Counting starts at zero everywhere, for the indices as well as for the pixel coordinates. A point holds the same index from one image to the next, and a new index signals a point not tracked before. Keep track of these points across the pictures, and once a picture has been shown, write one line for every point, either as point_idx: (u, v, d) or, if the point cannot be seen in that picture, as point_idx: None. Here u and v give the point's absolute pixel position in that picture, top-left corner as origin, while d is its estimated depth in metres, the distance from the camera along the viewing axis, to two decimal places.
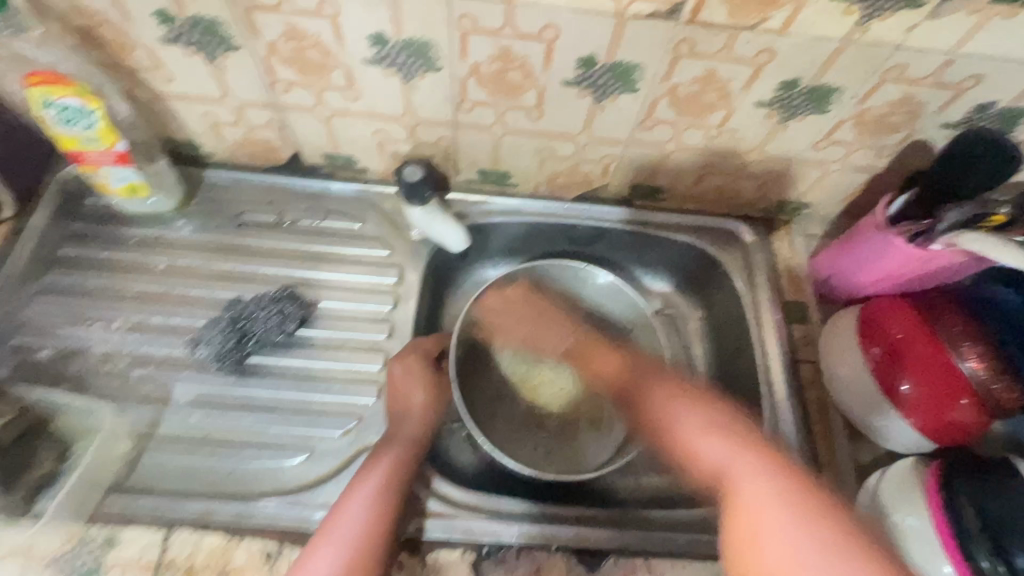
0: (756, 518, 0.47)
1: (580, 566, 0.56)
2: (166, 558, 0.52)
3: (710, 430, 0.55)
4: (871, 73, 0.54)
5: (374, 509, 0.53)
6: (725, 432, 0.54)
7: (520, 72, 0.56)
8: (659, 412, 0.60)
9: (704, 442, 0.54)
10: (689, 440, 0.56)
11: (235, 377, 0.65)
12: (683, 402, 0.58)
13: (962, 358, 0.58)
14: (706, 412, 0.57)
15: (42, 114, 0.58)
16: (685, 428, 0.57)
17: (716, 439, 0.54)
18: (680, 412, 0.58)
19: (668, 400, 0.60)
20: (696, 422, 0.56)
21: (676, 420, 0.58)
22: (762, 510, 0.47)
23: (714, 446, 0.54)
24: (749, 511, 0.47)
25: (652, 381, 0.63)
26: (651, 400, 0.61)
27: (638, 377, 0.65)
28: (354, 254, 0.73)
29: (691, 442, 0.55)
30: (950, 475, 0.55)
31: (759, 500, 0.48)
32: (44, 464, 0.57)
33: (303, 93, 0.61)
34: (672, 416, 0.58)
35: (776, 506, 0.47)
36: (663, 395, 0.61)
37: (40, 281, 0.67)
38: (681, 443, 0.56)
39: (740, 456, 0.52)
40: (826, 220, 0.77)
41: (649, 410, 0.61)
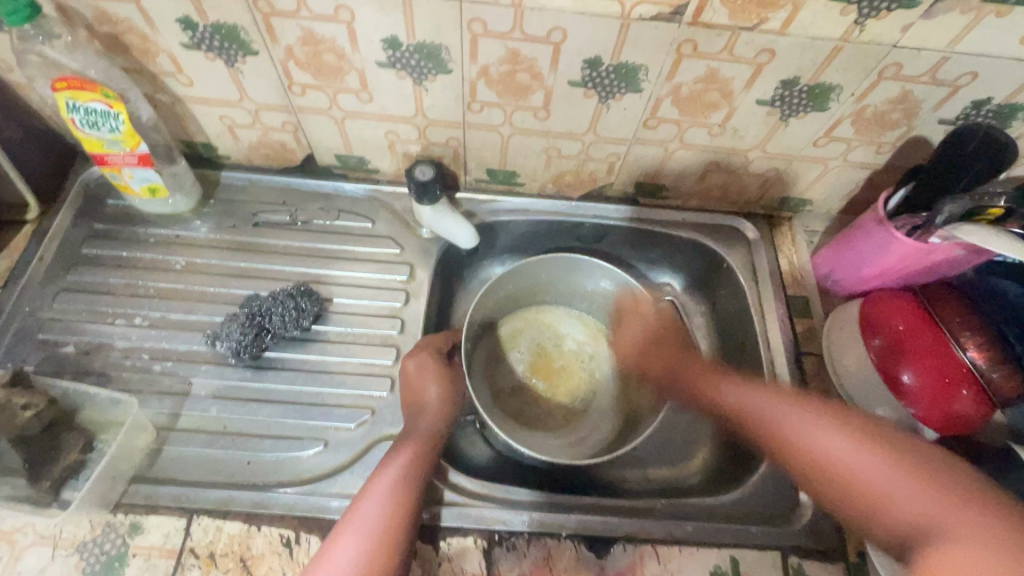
0: (972, 560, 0.43)
1: (588, 553, 0.58)
2: (189, 543, 0.55)
3: (878, 456, 0.53)
4: (869, 70, 0.55)
5: (389, 500, 0.54)
6: (889, 458, 0.53)
7: (528, 74, 0.58)
8: (796, 437, 0.58)
9: (876, 471, 0.53)
10: (804, 436, 0.58)
11: (252, 371, 0.67)
12: (819, 424, 0.58)
13: (962, 349, 0.59)
14: (856, 435, 0.55)
15: (68, 117, 0.60)
16: (830, 454, 0.55)
17: (886, 467, 0.52)
18: (822, 437, 0.57)
19: (800, 423, 0.59)
20: (842, 450, 0.55)
21: (821, 446, 0.56)
22: (977, 547, 0.44)
23: (882, 474, 0.52)
24: (958, 553, 0.44)
25: (774, 399, 0.62)
26: (780, 424, 0.60)
27: (751, 397, 0.63)
28: (366, 252, 0.75)
29: (806, 440, 0.57)
30: None
31: (971, 542, 0.44)
32: (71, 453, 0.58)
33: (318, 95, 0.63)
34: (778, 419, 0.60)
35: (994, 538, 0.44)
36: (788, 418, 0.60)
37: (64, 279, 0.69)
38: (837, 473, 0.54)
39: (915, 486, 0.50)
40: (827, 216, 0.78)
41: (778, 435, 0.60)
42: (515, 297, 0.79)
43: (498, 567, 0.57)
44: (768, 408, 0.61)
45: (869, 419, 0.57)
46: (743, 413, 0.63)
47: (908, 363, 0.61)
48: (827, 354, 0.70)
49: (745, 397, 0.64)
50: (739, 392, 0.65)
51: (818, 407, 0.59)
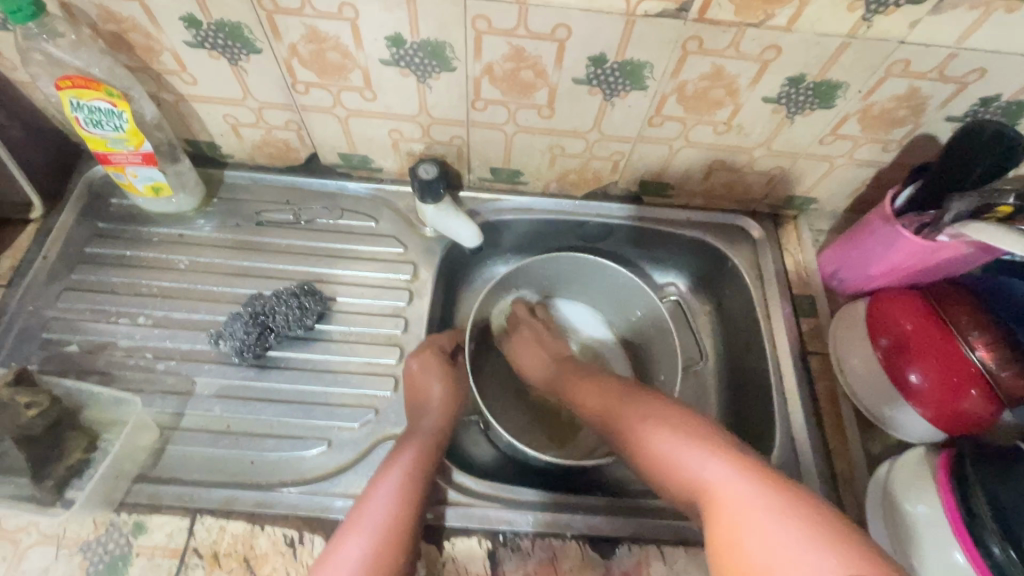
0: (739, 511, 0.44)
1: (592, 553, 0.57)
2: (192, 543, 0.55)
3: (668, 428, 0.54)
4: (877, 67, 0.55)
5: (396, 497, 0.53)
6: (677, 428, 0.54)
7: (533, 71, 0.58)
8: (614, 420, 0.60)
9: (670, 444, 0.53)
10: (642, 437, 0.56)
11: (255, 370, 0.67)
12: (628, 405, 0.59)
13: (970, 347, 0.59)
14: (653, 411, 0.57)
15: (72, 116, 0.60)
16: (638, 431, 0.56)
17: (674, 436, 0.53)
18: (632, 416, 0.58)
19: (615, 410, 0.61)
20: (645, 424, 0.56)
21: (630, 424, 0.58)
22: (741, 496, 0.45)
23: (673, 442, 0.53)
24: (728, 506, 0.45)
25: (595, 394, 0.64)
26: (606, 411, 0.62)
27: (590, 392, 0.65)
28: (369, 251, 0.74)
29: (642, 438, 0.55)
30: (959, 464, 0.56)
31: (739, 494, 0.45)
32: (74, 452, 0.58)
33: (321, 93, 0.63)
34: (627, 424, 0.58)
35: (752, 487, 0.45)
36: (609, 404, 0.62)
37: (67, 278, 0.69)
38: (643, 449, 0.55)
39: (696, 448, 0.51)
40: (833, 215, 0.78)
41: (604, 420, 0.61)
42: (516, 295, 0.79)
43: (502, 567, 0.56)
44: (618, 413, 0.60)
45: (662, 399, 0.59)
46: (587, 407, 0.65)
47: (915, 363, 0.60)
48: (834, 353, 0.69)
49: (613, 410, 0.61)
50: (578, 387, 0.67)
51: (629, 392, 0.62)
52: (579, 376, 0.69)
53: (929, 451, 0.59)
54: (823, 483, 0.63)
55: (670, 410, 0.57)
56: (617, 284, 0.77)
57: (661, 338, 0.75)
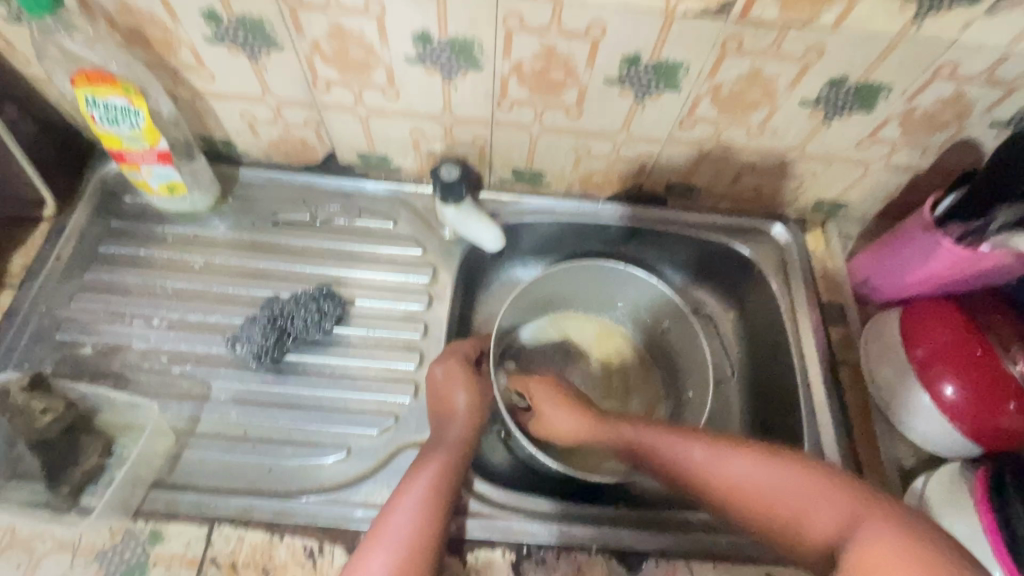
0: (885, 559, 0.44)
1: (618, 567, 0.56)
2: (210, 552, 0.54)
3: (770, 467, 0.53)
4: (922, 69, 0.53)
5: (420, 513, 0.52)
6: (770, 461, 0.53)
7: (563, 71, 0.56)
8: (710, 477, 0.55)
9: (773, 483, 0.52)
10: (735, 475, 0.53)
11: (272, 375, 0.65)
12: (713, 449, 0.55)
13: (1011, 361, 0.57)
14: (752, 454, 0.54)
15: (88, 113, 0.58)
16: (744, 485, 0.53)
17: (788, 479, 0.52)
18: (729, 467, 0.54)
19: (706, 459, 0.55)
20: (750, 470, 0.53)
21: (709, 463, 0.55)
22: (880, 541, 0.45)
23: (786, 485, 0.51)
24: (864, 548, 0.45)
25: (654, 431, 0.60)
26: (693, 464, 0.56)
27: (666, 440, 0.58)
28: (388, 253, 0.73)
29: (737, 476, 0.53)
30: (999, 479, 0.54)
31: (886, 544, 0.45)
32: (90, 458, 0.57)
33: (343, 91, 0.61)
34: (712, 463, 0.55)
35: (884, 530, 0.46)
36: (695, 454, 0.56)
37: (82, 277, 0.68)
38: (748, 496, 0.53)
39: (813, 488, 0.51)
40: (862, 220, 0.75)
41: (692, 474, 0.55)
42: (538, 300, 0.77)
43: None
44: (693, 452, 0.56)
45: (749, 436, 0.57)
46: (664, 460, 0.58)
47: (951, 375, 0.58)
48: (864, 364, 0.67)
49: (682, 449, 0.57)
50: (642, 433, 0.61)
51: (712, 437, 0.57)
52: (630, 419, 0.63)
53: (964, 467, 0.58)
54: None
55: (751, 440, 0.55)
56: (642, 291, 0.75)
57: (689, 347, 0.73)
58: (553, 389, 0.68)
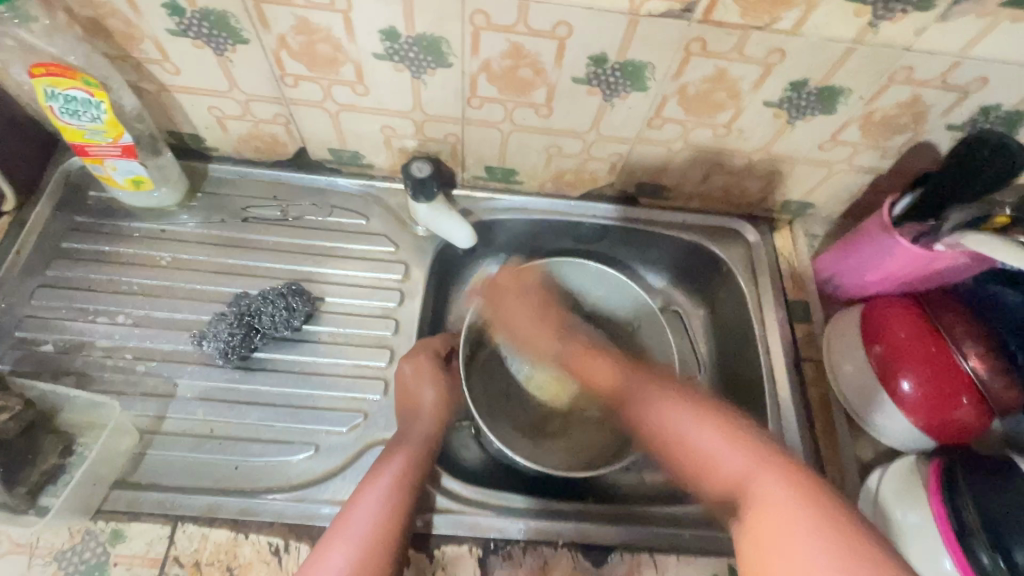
0: (779, 517, 0.45)
1: (584, 562, 0.57)
2: (173, 552, 0.53)
3: (706, 422, 0.54)
4: (880, 74, 0.54)
5: (384, 508, 0.52)
6: (709, 416, 0.55)
7: (531, 69, 0.56)
8: (650, 415, 0.59)
9: (704, 435, 0.54)
10: (674, 422, 0.56)
11: (240, 372, 0.65)
12: (664, 399, 0.58)
13: (963, 356, 0.59)
14: (690, 404, 0.57)
15: (47, 105, 0.57)
16: (674, 430, 0.56)
17: (720, 434, 0.53)
18: (667, 413, 0.57)
19: (652, 401, 0.59)
20: (688, 420, 0.55)
21: (657, 408, 0.58)
22: (782, 502, 0.46)
23: (716, 439, 0.53)
24: (765, 504, 0.46)
25: (625, 376, 0.64)
26: (641, 403, 0.60)
27: (629, 380, 0.63)
28: (360, 250, 0.72)
29: (674, 424, 0.56)
30: (951, 472, 0.56)
31: (775, 499, 0.46)
32: (49, 458, 0.56)
33: (311, 87, 0.61)
34: (658, 410, 0.58)
35: (791, 496, 0.46)
36: (646, 395, 0.60)
37: (43, 274, 0.67)
38: (680, 442, 0.55)
39: (740, 447, 0.51)
40: (828, 220, 0.77)
41: (637, 411, 0.60)
42: None
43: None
44: (648, 398, 0.60)
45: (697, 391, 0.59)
46: (624, 395, 0.63)
47: (907, 371, 0.60)
48: (827, 361, 0.69)
49: (641, 396, 0.61)
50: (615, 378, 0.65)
51: (666, 385, 0.60)
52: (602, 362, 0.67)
53: (919, 460, 0.60)
54: None
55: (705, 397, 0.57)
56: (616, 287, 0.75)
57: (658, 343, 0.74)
58: (547, 302, 0.74)
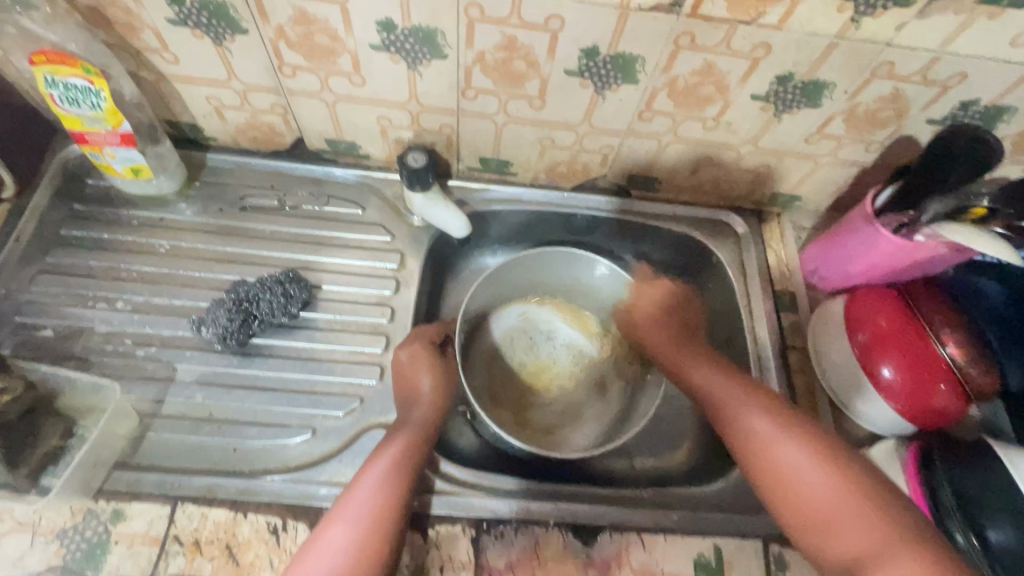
0: None
1: (574, 541, 0.58)
2: (173, 530, 0.54)
3: (833, 478, 0.55)
4: (862, 69, 0.56)
5: (383, 486, 0.53)
6: (836, 474, 0.55)
7: (525, 61, 0.58)
8: (765, 446, 0.58)
9: (830, 493, 0.54)
10: (798, 471, 0.56)
11: (238, 358, 0.66)
12: (788, 443, 0.57)
13: (942, 344, 0.61)
14: (821, 455, 0.56)
15: (47, 93, 0.58)
16: (795, 470, 0.56)
17: (846, 497, 0.54)
18: (786, 452, 0.57)
19: (769, 435, 0.58)
20: (814, 474, 0.55)
21: (779, 450, 0.57)
22: None
23: (841, 499, 0.54)
24: None
25: (744, 400, 0.61)
26: (753, 435, 0.59)
27: (740, 406, 0.61)
28: (356, 239, 0.74)
29: (797, 474, 0.56)
30: (929, 455, 0.58)
31: None
32: (50, 439, 0.57)
33: (309, 77, 0.62)
34: (781, 452, 0.57)
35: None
36: (761, 424, 0.59)
37: (42, 260, 0.68)
38: (800, 492, 0.55)
39: (866, 515, 0.52)
40: (814, 213, 0.79)
41: (753, 441, 0.59)
42: (505, 287, 0.79)
43: (485, 554, 0.57)
44: (768, 436, 0.58)
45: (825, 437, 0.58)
46: (734, 425, 0.61)
47: (888, 359, 0.62)
48: (813, 349, 0.71)
49: (760, 431, 0.59)
50: (732, 398, 0.62)
51: (787, 418, 0.59)
52: (722, 379, 0.64)
53: (898, 444, 0.62)
54: None
55: (833, 446, 0.57)
56: (612, 282, 0.77)
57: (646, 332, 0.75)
58: (678, 313, 0.74)
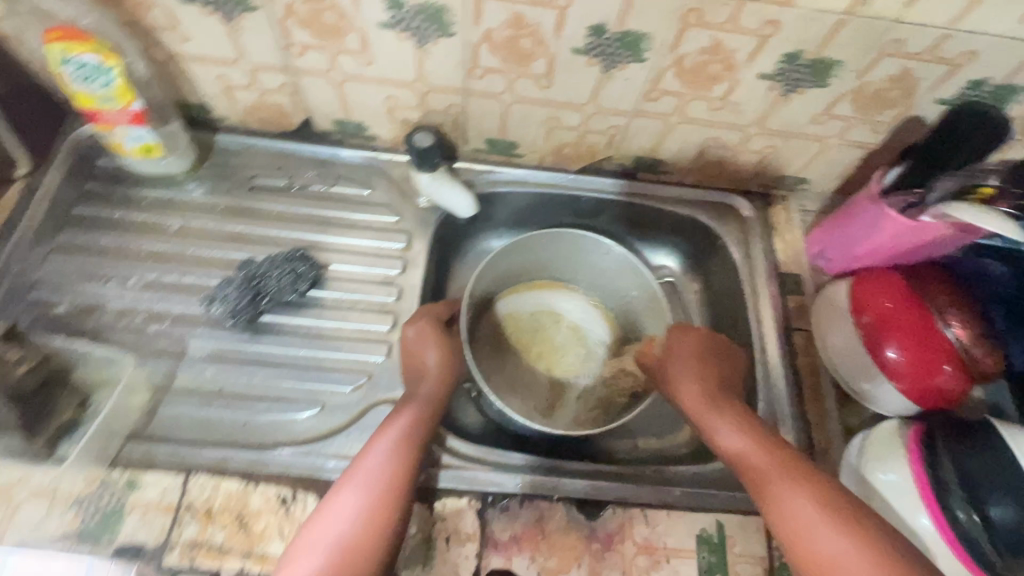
0: None
1: (579, 515, 0.59)
2: (186, 500, 0.56)
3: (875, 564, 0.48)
4: (870, 46, 0.56)
5: (392, 455, 0.55)
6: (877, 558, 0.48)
7: (532, 39, 0.58)
8: (806, 531, 0.51)
9: None
10: (831, 549, 0.50)
11: (248, 334, 0.67)
12: (822, 517, 0.51)
13: (947, 325, 0.61)
14: (860, 534, 0.49)
15: (60, 71, 0.59)
16: (841, 563, 0.49)
17: None
18: (830, 541, 0.50)
19: (814, 523, 0.51)
20: (850, 556, 0.49)
21: (811, 524, 0.51)
22: None
23: None
24: None
25: (777, 463, 0.56)
26: (792, 517, 0.52)
27: (779, 482, 0.55)
28: (363, 220, 0.74)
29: (831, 553, 0.49)
30: (931, 433, 0.58)
31: None
32: (66, 410, 0.60)
33: (317, 56, 0.62)
34: (813, 524, 0.51)
35: None
36: (803, 507, 0.52)
37: (55, 238, 0.69)
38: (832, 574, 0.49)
39: None
40: (821, 196, 0.79)
41: (782, 509, 0.53)
42: (511, 268, 0.79)
43: (490, 526, 0.58)
44: (799, 505, 0.53)
45: (868, 513, 0.51)
46: (763, 486, 0.55)
47: (893, 340, 0.62)
48: (816, 331, 0.71)
49: (793, 500, 0.53)
50: (767, 460, 0.57)
51: (823, 489, 0.53)
52: (755, 435, 0.59)
53: (903, 423, 0.61)
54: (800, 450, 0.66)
55: (877, 526, 0.50)
56: (621, 265, 0.78)
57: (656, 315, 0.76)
58: (710, 355, 0.68)
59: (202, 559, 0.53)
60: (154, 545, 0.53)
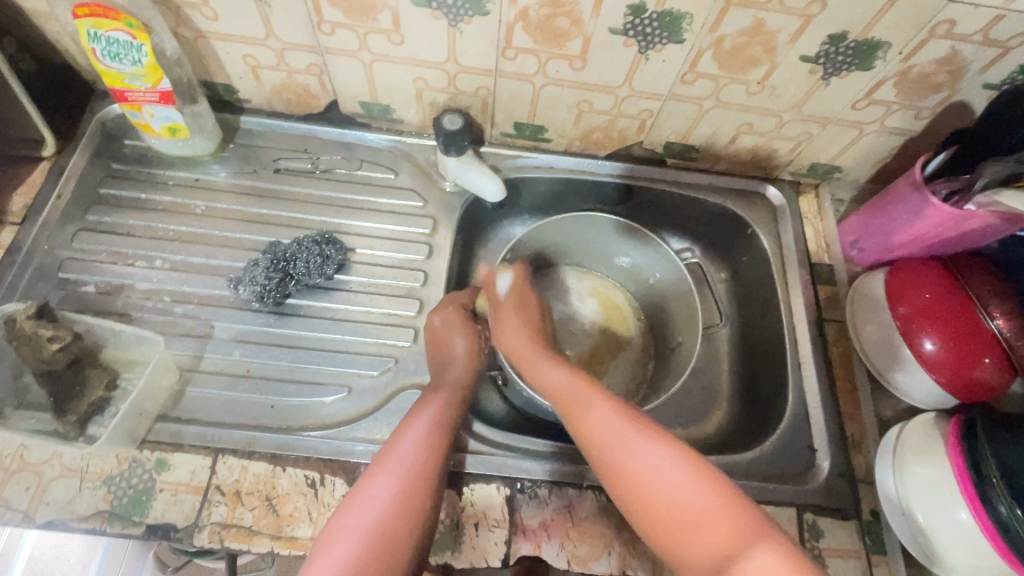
0: None
1: (608, 502, 0.58)
2: (215, 480, 0.56)
3: (670, 457, 0.48)
4: (920, 27, 0.54)
5: (424, 442, 0.54)
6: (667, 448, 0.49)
7: (569, 18, 0.57)
8: (610, 447, 0.51)
9: (668, 479, 0.47)
10: (632, 453, 0.49)
11: (275, 317, 0.67)
12: (624, 424, 0.51)
13: (990, 316, 0.60)
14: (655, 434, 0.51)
15: (90, 48, 0.58)
16: (648, 469, 0.48)
17: (686, 476, 0.47)
18: (634, 446, 0.50)
19: (620, 435, 0.51)
20: (646, 456, 0.49)
21: (613, 437, 0.51)
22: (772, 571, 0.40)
23: (683, 482, 0.47)
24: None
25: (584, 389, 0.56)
26: (598, 434, 0.52)
27: (588, 404, 0.54)
28: (389, 204, 0.74)
29: (635, 458, 0.49)
30: (971, 427, 0.56)
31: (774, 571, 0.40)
32: (96, 390, 0.58)
33: (348, 35, 0.61)
34: (616, 437, 0.51)
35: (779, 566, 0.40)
36: (606, 422, 0.52)
37: (83, 219, 0.68)
38: (635, 481, 0.48)
39: (713, 496, 0.46)
40: (855, 185, 0.77)
41: (590, 429, 0.53)
42: (535, 253, 0.78)
43: (519, 513, 0.57)
44: (605, 424, 0.52)
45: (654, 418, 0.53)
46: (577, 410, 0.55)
47: (932, 331, 0.61)
48: (850, 322, 0.70)
49: (597, 418, 0.53)
50: (578, 389, 0.56)
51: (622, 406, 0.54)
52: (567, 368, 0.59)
53: (939, 417, 0.60)
54: (832, 443, 0.65)
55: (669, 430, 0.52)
56: (647, 253, 0.77)
57: (681, 303, 0.75)
58: (527, 307, 0.67)
59: (231, 540, 0.53)
60: (184, 526, 0.53)
